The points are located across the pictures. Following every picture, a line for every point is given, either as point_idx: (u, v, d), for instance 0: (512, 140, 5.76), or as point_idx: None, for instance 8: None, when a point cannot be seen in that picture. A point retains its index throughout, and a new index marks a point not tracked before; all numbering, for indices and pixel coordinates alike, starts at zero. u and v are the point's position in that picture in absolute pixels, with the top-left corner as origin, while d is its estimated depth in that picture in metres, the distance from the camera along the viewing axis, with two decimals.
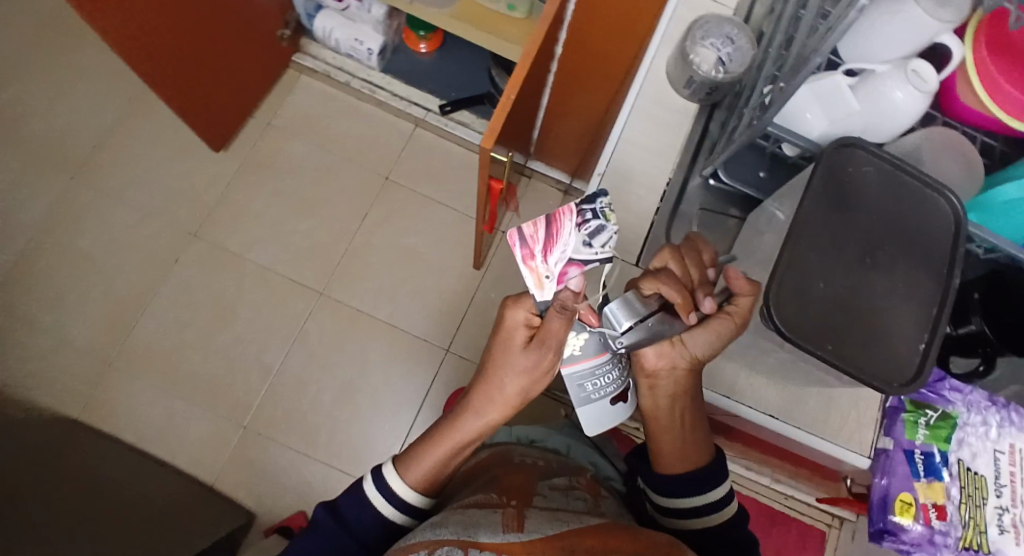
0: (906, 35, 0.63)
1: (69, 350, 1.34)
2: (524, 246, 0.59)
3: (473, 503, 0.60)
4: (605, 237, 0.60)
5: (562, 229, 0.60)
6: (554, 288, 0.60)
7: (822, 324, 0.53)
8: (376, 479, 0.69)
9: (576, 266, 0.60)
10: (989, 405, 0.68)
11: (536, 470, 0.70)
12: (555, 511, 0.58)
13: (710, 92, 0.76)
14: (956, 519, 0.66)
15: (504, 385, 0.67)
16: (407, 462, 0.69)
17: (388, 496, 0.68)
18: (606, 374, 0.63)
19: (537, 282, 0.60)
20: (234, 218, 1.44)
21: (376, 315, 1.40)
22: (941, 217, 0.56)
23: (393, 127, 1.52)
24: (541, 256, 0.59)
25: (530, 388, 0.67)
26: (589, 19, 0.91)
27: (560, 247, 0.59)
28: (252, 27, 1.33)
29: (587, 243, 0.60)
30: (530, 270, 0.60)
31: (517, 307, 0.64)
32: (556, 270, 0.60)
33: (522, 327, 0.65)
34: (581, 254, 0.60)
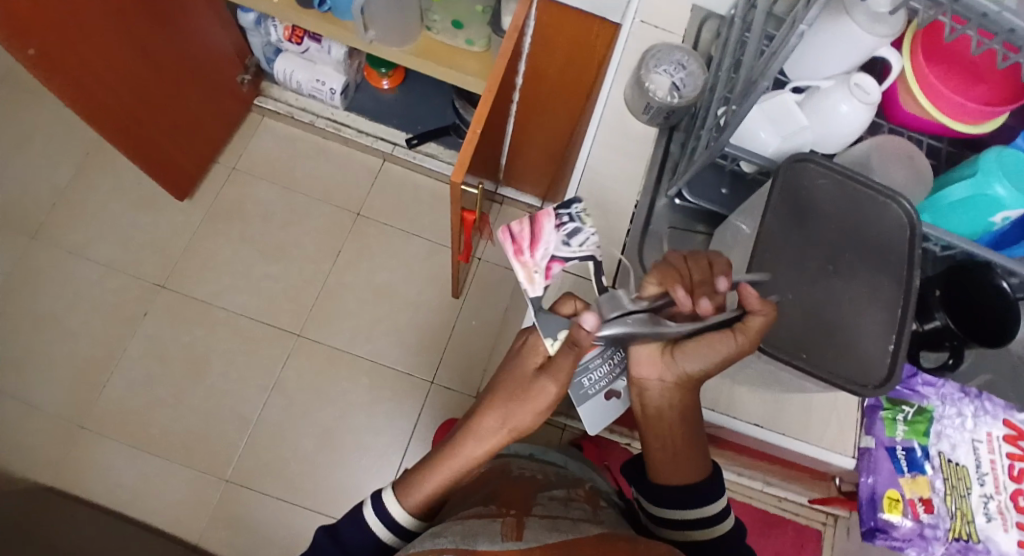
0: (846, 52, 0.66)
1: (37, 416, 1.30)
2: (512, 242, 0.61)
3: (470, 513, 0.61)
4: (584, 237, 0.62)
5: (544, 228, 0.61)
6: (543, 284, 0.61)
7: (792, 334, 0.56)
8: (377, 504, 0.67)
9: (560, 262, 0.61)
10: (962, 396, 0.70)
11: (534, 483, 0.70)
12: (553, 520, 0.59)
13: (667, 116, 0.78)
14: (944, 511, 0.67)
15: (507, 416, 0.64)
16: (407, 486, 0.67)
17: (385, 521, 0.66)
18: (597, 366, 0.61)
19: (527, 277, 0.60)
20: (203, 267, 1.43)
21: (355, 354, 1.39)
22: (896, 222, 0.59)
23: (361, 164, 1.54)
24: (528, 250, 0.61)
25: (528, 422, 0.64)
26: (549, 36, 0.98)
27: (543, 245, 0.61)
28: (210, 76, 1.33)
29: (567, 242, 0.61)
30: (521, 264, 0.60)
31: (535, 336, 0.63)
32: (542, 265, 0.61)
33: (533, 353, 0.63)
34: (564, 251, 0.61)
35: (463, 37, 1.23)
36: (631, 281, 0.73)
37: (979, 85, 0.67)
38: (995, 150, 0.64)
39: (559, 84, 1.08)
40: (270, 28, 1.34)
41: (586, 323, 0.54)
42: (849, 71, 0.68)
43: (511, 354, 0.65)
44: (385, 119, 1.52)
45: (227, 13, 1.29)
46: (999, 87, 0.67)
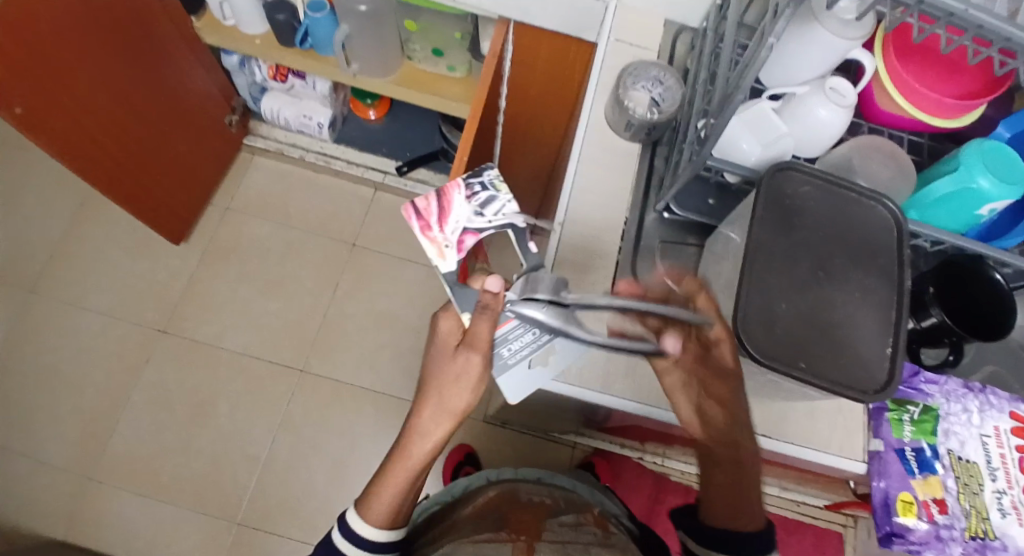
0: (820, 56, 0.66)
1: (45, 471, 1.30)
2: (420, 220, 0.66)
3: (481, 538, 0.63)
4: (496, 204, 0.66)
5: (453, 202, 0.67)
6: (455, 256, 0.65)
7: (792, 344, 0.55)
8: (345, 528, 0.67)
9: (473, 233, 0.65)
10: (966, 391, 0.70)
11: (543, 511, 0.72)
12: (564, 545, 0.62)
13: (649, 132, 0.79)
14: (958, 510, 0.66)
15: (443, 398, 0.65)
16: (368, 501, 0.67)
17: (356, 541, 0.66)
18: (519, 337, 0.64)
19: (438, 252, 0.65)
20: (202, 309, 1.43)
21: (359, 385, 1.38)
22: (883, 223, 0.59)
23: (354, 195, 1.55)
24: (436, 225, 0.65)
25: (462, 398, 0.64)
26: (531, 48, 0.99)
27: (453, 218, 0.66)
28: (198, 119, 1.34)
29: (478, 212, 0.66)
30: (429, 240, 0.65)
31: (446, 317, 0.65)
32: (454, 238, 0.65)
33: (450, 336, 0.65)
34: (476, 223, 0.66)
35: (445, 64, 1.24)
36: None
37: (954, 79, 0.68)
38: (975, 142, 0.65)
39: (544, 101, 1.09)
40: (254, 69, 1.36)
41: (490, 286, 0.59)
42: (822, 76, 0.69)
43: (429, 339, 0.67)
44: (374, 148, 1.53)
45: (210, 56, 1.30)
46: (973, 82, 0.67)
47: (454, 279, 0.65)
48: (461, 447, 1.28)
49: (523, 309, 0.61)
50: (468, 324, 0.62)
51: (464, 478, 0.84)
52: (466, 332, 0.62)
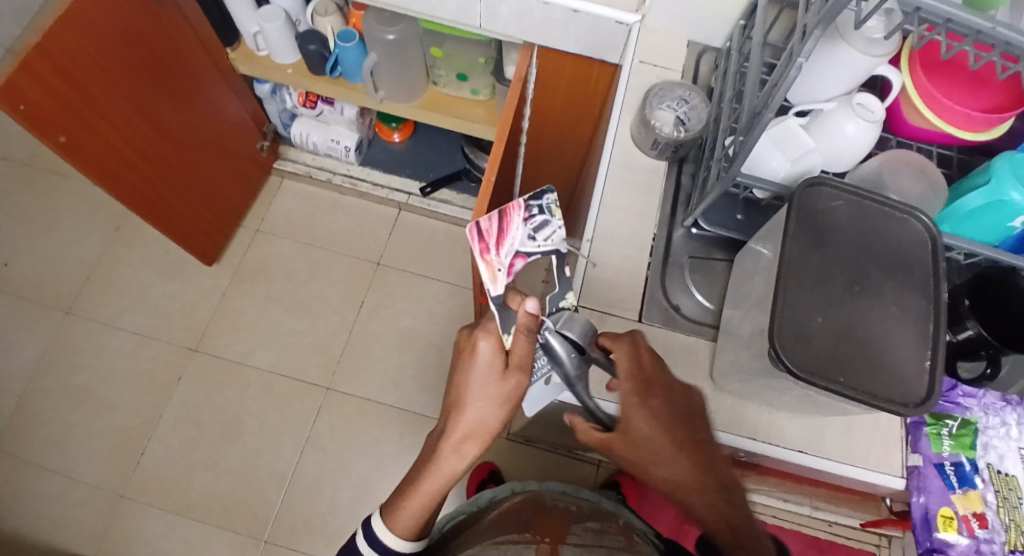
0: (845, 74, 0.67)
1: (78, 489, 1.32)
2: (480, 240, 0.63)
3: (503, 540, 0.62)
4: (549, 230, 0.65)
5: (511, 223, 0.64)
6: (505, 280, 0.64)
7: (828, 358, 0.55)
8: (368, 534, 0.67)
9: (523, 257, 0.65)
10: (1004, 404, 0.70)
11: (569, 516, 0.70)
12: (588, 549, 0.60)
13: (675, 150, 0.80)
14: (998, 524, 0.66)
15: (477, 419, 0.65)
16: (393, 510, 0.67)
17: (380, 550, 0.66)
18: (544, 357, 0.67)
19: (491, 275, 0.63)
20: (231, 329, 1.46)
21: (385, 403, 1.39)
22: (917, 237, 0.59)
23: (378, 215, 1.57)
24: (495, 248, 0.63)
25: (493, 418, 0.65)
26: (556, 69, 1.01)
27: (509, 241, 0.64)
28: (230, 144, 1.38)
29: (531, 236, 0.65)
30: (486, 262, 0.63)
31: (485, 338, 0.64)
32: (506, 262, 0.64)
33: (492, 358, 0.64)
34: (528, 246, 0.64)
35: (468, 88, 1.26)
36: (656, 315, 0.74)
37: (981, 95, 0.68)
38: (1005, 155, 0.65)
39: (567, 121, 1.11)
40: (285, 95, 1.40)
41: (529, 308, 0.62)
42: (849, 91, 0.69)
43: (458, 352, 0.67)
44: (398, 169, 1.56)
45: (242, 84, 1.34)
46: (1001, 96, 0.68)
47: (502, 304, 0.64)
48: (485, 465, 1.28)
49: (552, 342, 0.64)
50: (511, 345, 0.63)
51: (492, 489, 0.84)
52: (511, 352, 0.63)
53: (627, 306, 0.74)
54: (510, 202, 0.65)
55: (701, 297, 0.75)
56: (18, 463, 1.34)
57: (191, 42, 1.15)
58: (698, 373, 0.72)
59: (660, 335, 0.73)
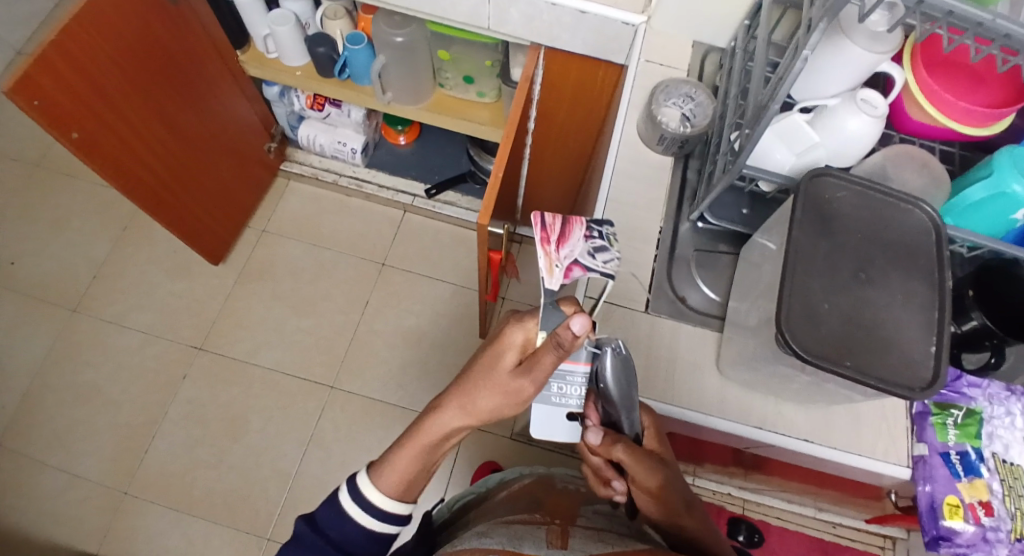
0: (848, 70, 0.69)
1: (82, 485, 1.32)
2: (542, 230, 0.62)
3: (516, 518, 0.62)
4: (608, 256, 0.63)
5: (574, 233, 0.63)
6: (561, 279, 0.60)
7: (836, 344, 0.56)
8: (354, 491, 0.67)
9: (581, 268, 0.61)
10: (1009, 394, 0.70)
11: (578, 496, 0.71)
12: (599, 531, 0.59)
13: (681, 146, 0.81)
14: (1004, 513, 0.66)
15: (470, 398, 0.64)
16: (381, 466, 0.67)
17: (363, 507, 0.66)
18: (575, 382, 0.63)
19: (547, 267, 0.60)
20: (236, 328, 1.47)
21: (389, 402, 1.40)
22: (921, 227, 0.61)
23: (384, 216, 1.58)
24: (556, 243, 0.61)
25: (486, 403, 0.64)
26: (562, 67, 1.02)
27: (570, 246, 0.62)
28: (238, 145, 1.39)
29: (591, 253, 0.62)
30: (545, 254, 0.61)
31: (517, 328, 0.62)
32: (564, 262, 0.61)
33: (515, 348, 0.63)
34: (586, 259, 0.61)
35: (475, 90, 1.28)
36: (663, 306, 0.75)
37: (980, 90, 0.70)
38: (1005, 149, 0.67)
39: (569, 120, 1.12)
40: (293, 98, 1.43)
41: (575, 325, 0.55)
42: (853, 87, 0.71)
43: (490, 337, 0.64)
44: (404, 172, 1.57)
45: (253, 87, 1.37)
46: (1000, 89, 0.69)
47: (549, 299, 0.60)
48: (490, 464, 1.26)
49: (620, 361, 0.62)
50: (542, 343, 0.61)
51: (499, 472, 0.85)
52: (537, 350, 0.61)
53: (635, 298, 0.75)
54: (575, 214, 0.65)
55: (708, 289, 0.76)
56: (22, 459, 1.34)
57: (205, 44, 1.17)
58: (704, 364, 0.72)
59: (667, 325, 0.74)
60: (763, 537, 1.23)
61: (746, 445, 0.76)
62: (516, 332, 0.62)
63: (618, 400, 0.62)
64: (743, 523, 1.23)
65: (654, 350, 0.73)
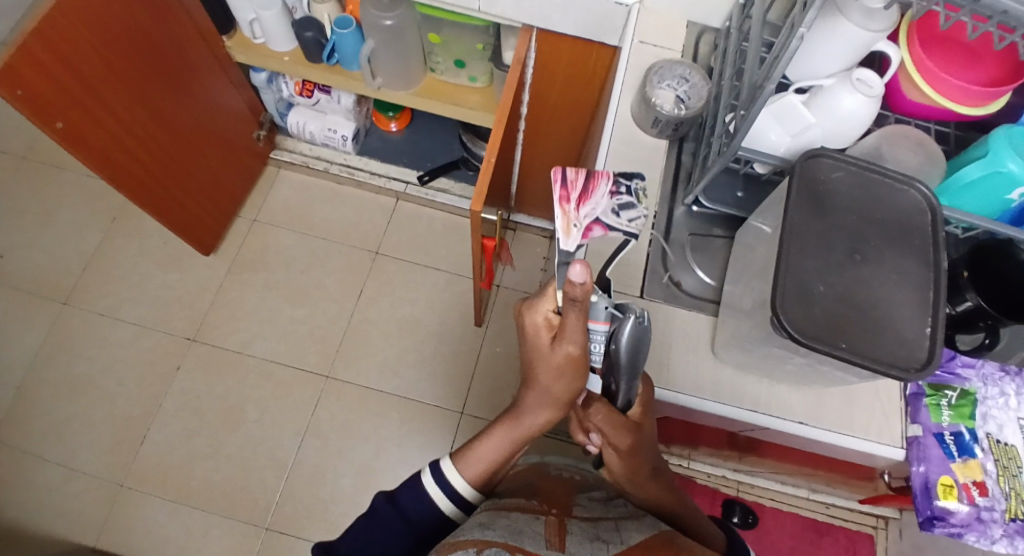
0: (843, 50, 0.68)
1: (77, 478, 1.32)
2: (563, 188, 0.63)
3: (516, 505, 0.61)
4: (634, 213, 0.63)
5: (598, 189, 0.64)
6: (577, 239, 0.62)
7: (832, 326, 0.55)
8: (438, 476, 0.63)
9: (602, 227, 0.63)
10: (1003, 374, 0.71)
11: (573, 484, 0.71)
12: (595, 522, 0.58)
13: (676, 128, 0.80)
14: (998, 492, 0.66)
15: (542, 390, 0.62)
16: (467, 454, 0.64)
17: (447, 493, 0.62)
18: (595, 341, 0.61)
19: (565, 227, 0.62)
20: (229, 319, 1.45)
21: (385, 390, 1.40)
22: (916, 206, 0.60)
23: (376, 204, 1.57)
24: (575, 202, 0.62)
25: (551, 384, 0.61)
26: (555, 46, 1.00)
27: (592, 204, 0.63)
28: (227, 133, 1.37)
29: (615, 211, 0.63)
30: (562, 213, 0.62)
31: (533, 312, 0.61)
32: (584, 222, 0.62)
33: (542, 329, 0.60)
34: (609, 218, 0.63)
35: (466, 74, 1.26)
36: (657, 291, 0.75)
37: (976, 69, 0.70)
38: (1001, 128, 0.67)
39: (561, 102, 1.11)
40: (281, 85, 1.41)
41: (572, 273, 0.51)
42: (848, 67, 0.70)
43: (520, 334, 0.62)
44: (395, 158, 1.56)
45: (238, 73, 1.34)
46: (995, 69, 0.69)
47: (566, 257, 0.62)
48: None
49: (634, 326, 0.60)
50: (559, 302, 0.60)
51: None
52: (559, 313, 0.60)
53: (631, 282, 0.74)
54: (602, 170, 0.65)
55: (703, 274, 0.76)
56: (17, 452, 1.33)
57: (190, 30, 1.14)
58: (698, 347, 0.72)
59: (661, 311, 0.74)
60: (758, 518, 1.24)
61: (740, 427, 0.76)
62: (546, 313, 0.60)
63: (625, 367, 0.61)
64: (738, 505, 1.24)
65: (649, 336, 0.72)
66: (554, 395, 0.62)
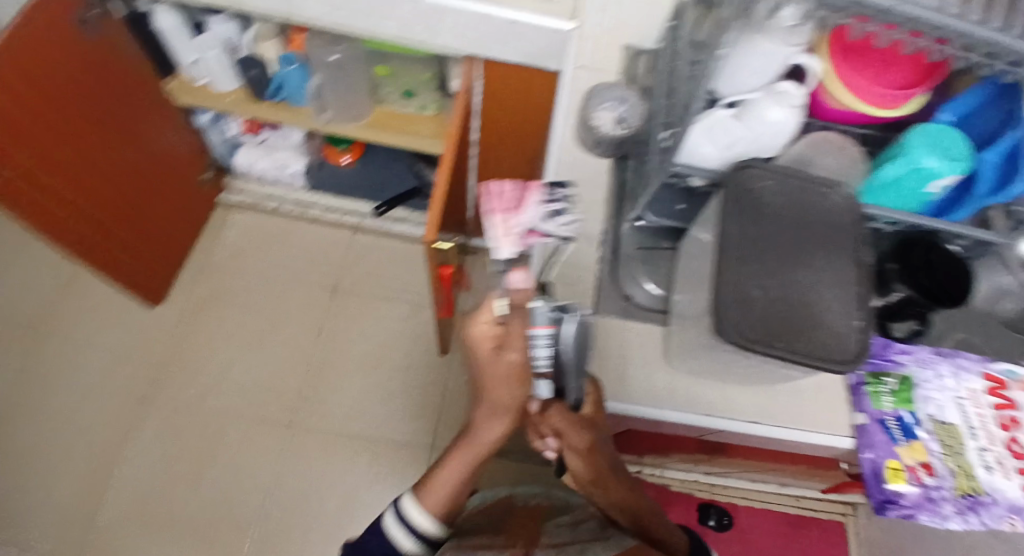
0: (766, 66, 0.69)
1: (31, 548, 1.26)
2: (494, 200, 0.66)
3: (481, 543, 0.65)
4: (566, 219, 0.66)
5: (530, 198, 0.66)
6: (512, 249, 0.64)
7: (769, 329, 0.58)
8: (399, 514, 0.64)
9: (536, 235, 0.66)
10: (936, 358, 0.75)
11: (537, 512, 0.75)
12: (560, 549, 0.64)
13: (617, 147, 0.84)
14: (945, 470, 0.69)
15: (493, 403, 0.65)
16: (427, 486, 0.65)
17: (410, 530, 0.63)
18: (540, 346, 0.63)
19: (499, 237, 0.64)
20: (187, 367, 1.42)
21: (352, 428, 1.39)
22: (841, 208, 0.64)
23: (333, 239, 1.57)
24: (508, 212, 0.65)
25: (504, 399, 0.65)
26: (502, 72, 1.01)
27: (525, 213, 0.65)
28: (171, 177, 1.36)
29: (548, 218, 0.66)
30: (497, 224, 0.65)
31: (479, 322, 0.64)
32: (518, 231, 0.65)
33: (484, 339, 0.64)
34: (542, 226, 0.66)
35: (416, 104, 1.25)
36: (611, 306, 0.78)
37: (893, 72, 0.70)
38: (917, 129, 0.71)
39: (509, 127, 1.14)
40: (227, 124, 1.43)
41: (515, 279, 0.63)
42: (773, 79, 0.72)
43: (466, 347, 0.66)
44: (351, 192, 1.54)
45: (183, 116, 1.34)
46: (910, 72, 0.70)
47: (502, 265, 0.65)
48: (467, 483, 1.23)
49: (575, 330, 0.63)
50: (503, 309, 0.62)
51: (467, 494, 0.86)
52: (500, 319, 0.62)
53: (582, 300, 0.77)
54: (534, 179, 0.67)
55: (652, 286, 0.78)
56: None
57: (128, 78, 1.14)
58: (653, 357, 0.74)
59: (615, 324, 0.76)
60: (733, 519, 1.29)
61: (700, 432, 0.79)
62: (489, 324, 0.64)
63: (575, 361, 0.64)
64: (712, 508, 1.29)
65: (605, 350, 0.74)
66: (507, 405, 0.65)
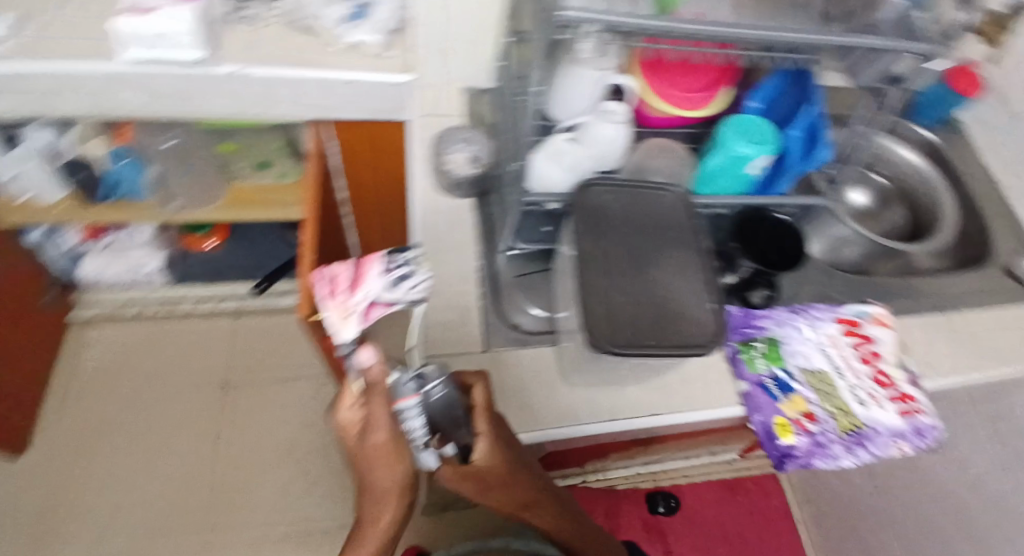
0: (586, 89, 0.74)
1: None
2: (331, 285, 0.66)
3: None
4: (409, 284, 0.66)
5: (368, 273, 0.65)
6: (356, 327, 0.65)
7: (638, 330, 0.62)
8: None
9: (379, 307, 0.65)
10: (792, 314, 0.83)
11: None
12: None
13: (474, 185, 0.88)
14: (824, 414, 0.76)
15: (375, 486, 0.64)
16: None
17: None
18: (412, 417, 0.62)
19: (341, 319, 0.65)
20: (75, 508, 1.29)
21: (276, 523, 1.31)
22: (675, 204, 0.70)
23: (214, 330, 1.49)
24: (345, 292, 0.65)
25: (385, 479, 0.63)
26: None
27: (364, 288, 0.65)
28: (10, 308, 1.26)
29: (389, 286, 0.65)
30: (337, 306, 0.65)
31: (344, 410, 0.62)
32: (360, 308, 0.65)
33: (350, 426, 0.62)
34: (385, 297, 0.65)
35: (274, 174, 1.20)
36: (504, 339, 0.79)
37: (697, 76, 0.78)
38: (728, 121, 0.79)
39: (371, 182, 1.14)
40: (62, 236, 1.34)
41: (363, 358, 0.58)
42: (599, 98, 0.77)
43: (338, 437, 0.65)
44: (221, 277, 1.48)
45: (12, 241, 1.25)
46: (709, 75, 0.79)
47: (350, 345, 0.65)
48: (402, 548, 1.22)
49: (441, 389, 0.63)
50: (361, 387, 0.61)
51: None
52: (362, 398, 0.61)
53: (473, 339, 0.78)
54: (370, 252, 0.67)
55: (535, 310, 0.83)
56: None
57: None
58: (550, 378, 0.76)
59: (510, 355, 0.78)
60: (679, 499, 1.34)
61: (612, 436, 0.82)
62: (352, 409, 0.62)
63: (447, 421, 0.64)
64: (659, 494, 1.33)
65: (505, 383, 0.76)
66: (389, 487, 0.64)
